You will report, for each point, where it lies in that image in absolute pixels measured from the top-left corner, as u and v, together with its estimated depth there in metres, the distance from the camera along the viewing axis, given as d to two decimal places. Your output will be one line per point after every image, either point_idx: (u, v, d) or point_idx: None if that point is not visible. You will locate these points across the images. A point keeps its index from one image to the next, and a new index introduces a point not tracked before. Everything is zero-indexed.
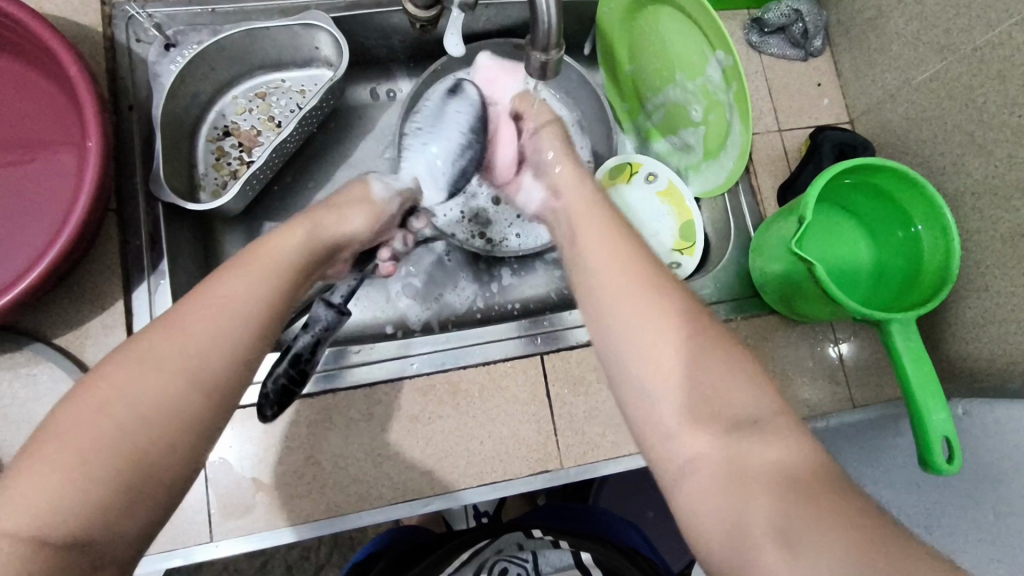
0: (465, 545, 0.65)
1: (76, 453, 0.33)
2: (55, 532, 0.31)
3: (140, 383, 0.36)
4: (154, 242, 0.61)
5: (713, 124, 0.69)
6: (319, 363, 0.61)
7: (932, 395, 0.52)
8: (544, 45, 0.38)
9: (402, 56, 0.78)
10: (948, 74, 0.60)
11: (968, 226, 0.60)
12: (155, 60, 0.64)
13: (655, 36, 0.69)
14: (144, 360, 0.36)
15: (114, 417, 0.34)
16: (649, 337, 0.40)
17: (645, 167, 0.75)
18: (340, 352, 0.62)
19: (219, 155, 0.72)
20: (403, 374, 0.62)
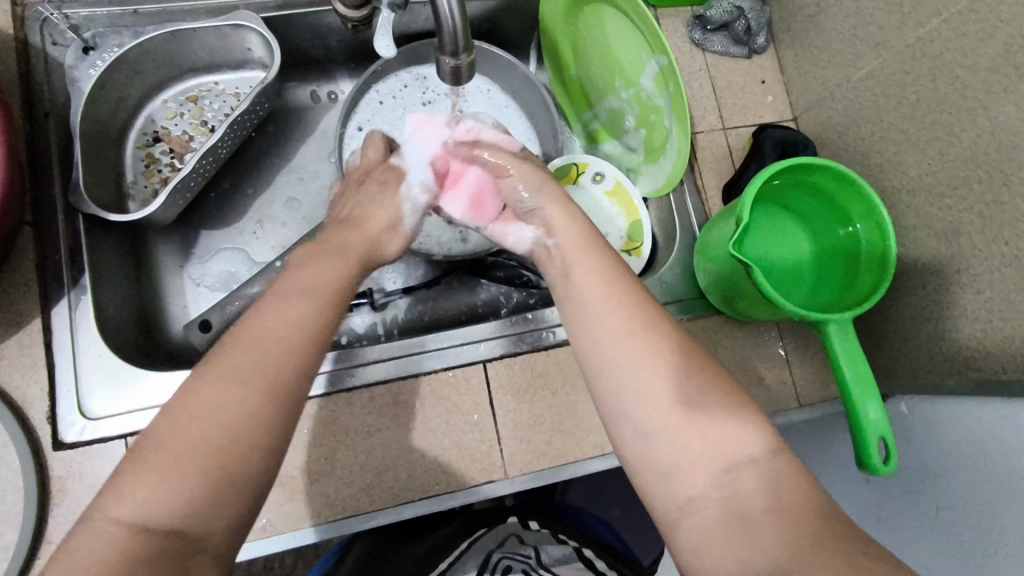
0: (464, 531, 0.64)
1: (153, 471, 0.35)
2: (151, 523, 0.34)
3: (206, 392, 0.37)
4: (75, 255, 0.58)
5: (653, 129, 0.69)
6: (326, 362, 0.60)
7: (869, 394, 0.53)
8: (452, 51, 0.36)
9: (341, 56, 0.76)
10: (883, 72, 0.60)
11: (905, 223, 0.61)
12: (73, 64, 0.61)
13: (597, 38, 0.69)
14: (210, 369, 0.39)
15: (181, 429, 0.36)
16: (652, 383, 0.42)
17: (592, 168, 0.74)
18: (345, 351, 0.61)
19: (149, 162, 0.69)
20: (400, 376, 0.61)
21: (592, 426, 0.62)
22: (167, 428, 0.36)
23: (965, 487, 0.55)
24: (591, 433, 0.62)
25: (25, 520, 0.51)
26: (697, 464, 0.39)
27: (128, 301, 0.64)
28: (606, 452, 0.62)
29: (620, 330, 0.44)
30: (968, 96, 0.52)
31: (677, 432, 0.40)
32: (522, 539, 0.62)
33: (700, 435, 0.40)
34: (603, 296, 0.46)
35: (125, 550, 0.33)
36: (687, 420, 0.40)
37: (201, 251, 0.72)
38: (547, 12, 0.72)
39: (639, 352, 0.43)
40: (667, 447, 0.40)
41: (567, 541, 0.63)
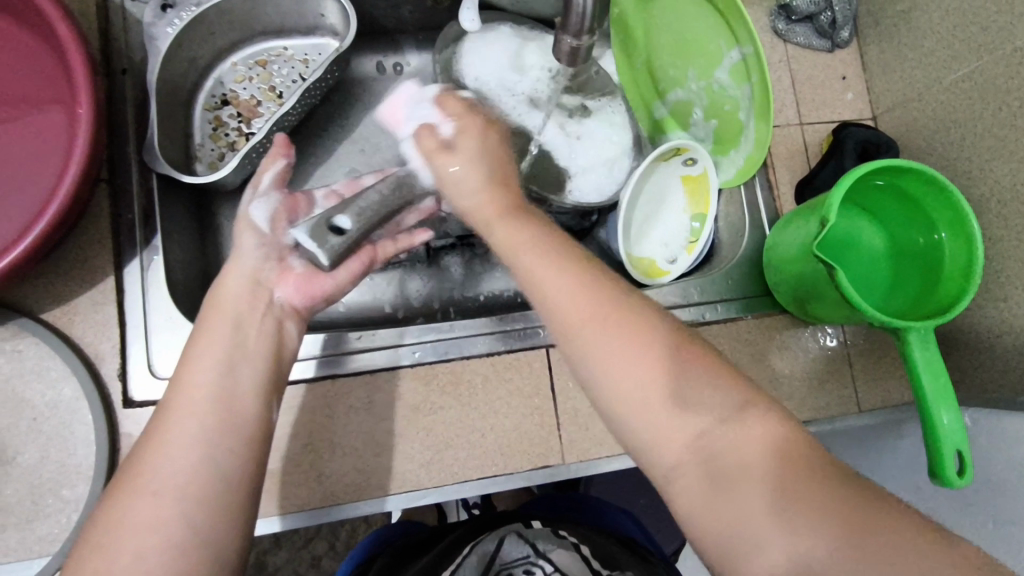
0: (462, 541, 0.64)
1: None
2: None
3: (143, 493, 0.39)
4: (148, 216, 0.58)
5: (727, 119, 0.68)
6: (318, 348, 0.60)
7: (947, 405, 0.52)
8: (577, 30, 0.36)
9: (412, 27, 0.75)
10: (982, 74, 0.58)
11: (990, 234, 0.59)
12: (151, 21, 0.60)
13: (671, 21, 0.67)
14: (144, 464, 0.40)
15: (131, 537, 0.38)
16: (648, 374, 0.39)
17: (690, 153, 0.67)
18: (338, 336, 0.61)
19: (217, 125, 0.68)
20: (398, 363, 0.60)
21: None
22: (133, 506, 0.39)
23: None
24: None
25: (95, 474, 0.52)
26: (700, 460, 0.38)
27: (193, 263, 0.64)
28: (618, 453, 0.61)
29: (592, 315, 0.41)
30: None
31: (674, 421, 0.38)
32: (521, 536, 0.62)
33: (706, 422, 0.38)
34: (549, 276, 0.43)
35: None
36: (683, 412, 0.38)
37: None
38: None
39: (636, 345, 0.40)
40: (664, 440, 0.39)
41: (567, 537, 0.62)
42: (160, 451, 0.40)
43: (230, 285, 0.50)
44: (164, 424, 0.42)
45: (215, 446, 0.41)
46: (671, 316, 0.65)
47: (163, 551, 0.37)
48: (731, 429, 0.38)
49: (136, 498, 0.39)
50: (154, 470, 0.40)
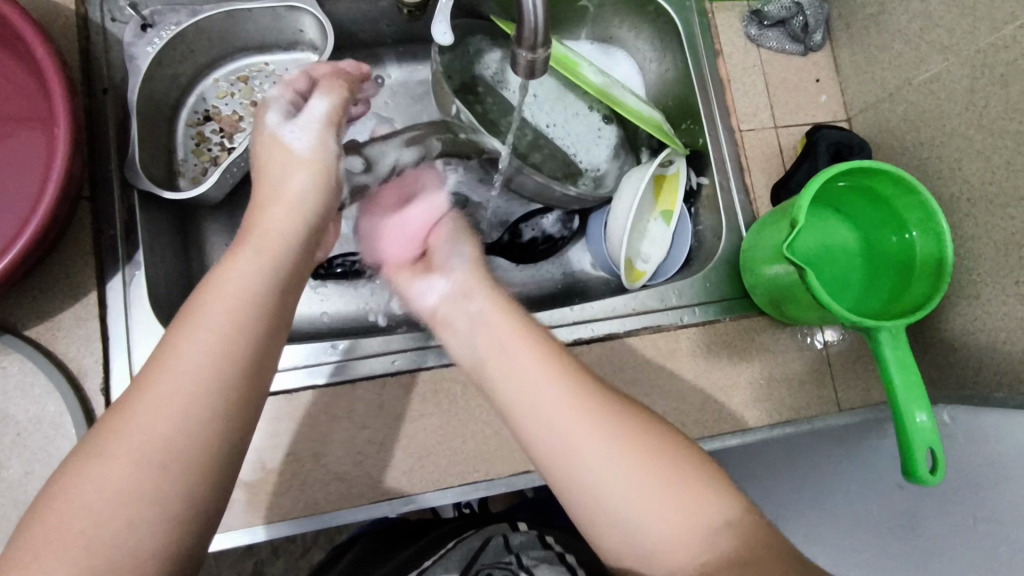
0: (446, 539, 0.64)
1: (68, 538, 0.33)
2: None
3: (128, 447, 0.36)
4: (130, 232, 0.59)
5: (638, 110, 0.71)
6: (330, 353, 0.61)
7: (919, 403, 0.52)
8: (531, 45, 0.36)
9: (391, 40, 0.76)
10: (949, 76, 0.59)
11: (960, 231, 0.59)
12: (131, 41, 0.61)
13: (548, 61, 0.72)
14: (134, 414, 0.37)
15: (104, 484, 0.35)
16: (624, 460, 0.40)
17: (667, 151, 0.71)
18: (350, 343, 0.62)
19: (199, 140, 0.70)
20: (418, 365, 0.61)
21: None
22: (104, 460, 0.35)
23: (1002, 501, 0.55)
24: None
25: None
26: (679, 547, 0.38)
27: (177, 277, 0.65)
28: None
29: (556, 390, 0.43)
30: None
31: (659, 505, 0.38)
32: (507, 542, 0.61)
33: (696, 501, 0.39)
34: (523, 371, 0.45)
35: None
36: (671, 492, 0.39)
37: None
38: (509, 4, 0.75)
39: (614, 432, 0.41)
40: (649, 524, 0.38)
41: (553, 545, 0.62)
42: (142, 409, 0.37)
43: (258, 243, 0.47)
44: (150, 386, 0.38)
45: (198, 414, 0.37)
46: (650, 319, 0.66)
47: (153, 522, 0.34)
48: (709, 496, 0.39)
49: (109, 462, 0.35)
50: (130, 432, 0.36)
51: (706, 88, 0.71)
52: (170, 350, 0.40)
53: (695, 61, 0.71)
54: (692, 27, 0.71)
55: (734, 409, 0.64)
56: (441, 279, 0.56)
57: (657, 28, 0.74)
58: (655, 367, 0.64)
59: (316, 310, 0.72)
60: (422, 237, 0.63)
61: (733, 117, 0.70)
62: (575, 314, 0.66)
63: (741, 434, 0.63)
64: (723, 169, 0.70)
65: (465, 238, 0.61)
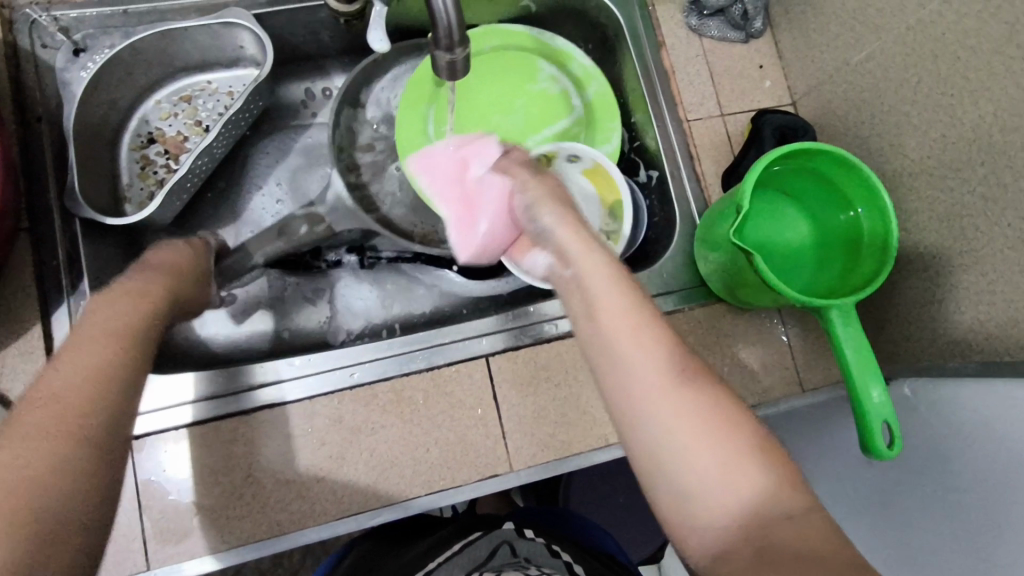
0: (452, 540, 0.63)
1: None
2: None
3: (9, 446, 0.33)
4: (73, 260, 0.58)
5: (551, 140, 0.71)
6: (212, 387, 0.59)
7: (873, 379, 0.53)
8: (448, 45, 0.36)
9: (335, 51, 0.76)
10: (884, 54, 0.59)
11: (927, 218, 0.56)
12: (64, 67, 0.61)
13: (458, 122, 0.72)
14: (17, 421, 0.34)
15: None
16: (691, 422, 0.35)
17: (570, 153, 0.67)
18: (226, 373, 0.60)
19: (144, 164, 0.69)
20: (280, 401, 0.59)
21: (599, 416, 0.62)
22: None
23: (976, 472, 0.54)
24: (596, 424, 0.62)
25: None
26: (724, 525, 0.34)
27: None
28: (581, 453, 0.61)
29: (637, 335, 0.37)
30: (970, 77, 0.52)
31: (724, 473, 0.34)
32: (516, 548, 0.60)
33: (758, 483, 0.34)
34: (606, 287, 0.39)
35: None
36: (737, 464, 0.34)
37: None
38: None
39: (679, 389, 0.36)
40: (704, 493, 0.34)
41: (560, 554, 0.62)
42: (23, 417, 0.34)
43: (137, 287, 0.49)
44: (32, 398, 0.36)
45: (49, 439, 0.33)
46: None
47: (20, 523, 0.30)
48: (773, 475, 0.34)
49: None
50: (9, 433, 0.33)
51: (651, 81, 0.71)
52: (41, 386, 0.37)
53: (639, 53, 0.72)
54: (634, 21, 0.72)
55: None
56: (539, 251, 0.46)
57: (600, 24, 0.75)
58: None
59: (274, 325, 0.71)
60: (509, 210, 0.50)
61: (679, 107, 0.70)
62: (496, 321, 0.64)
63: None
64: (672, 159, 0.70)
65: (544, 198, 0.46)
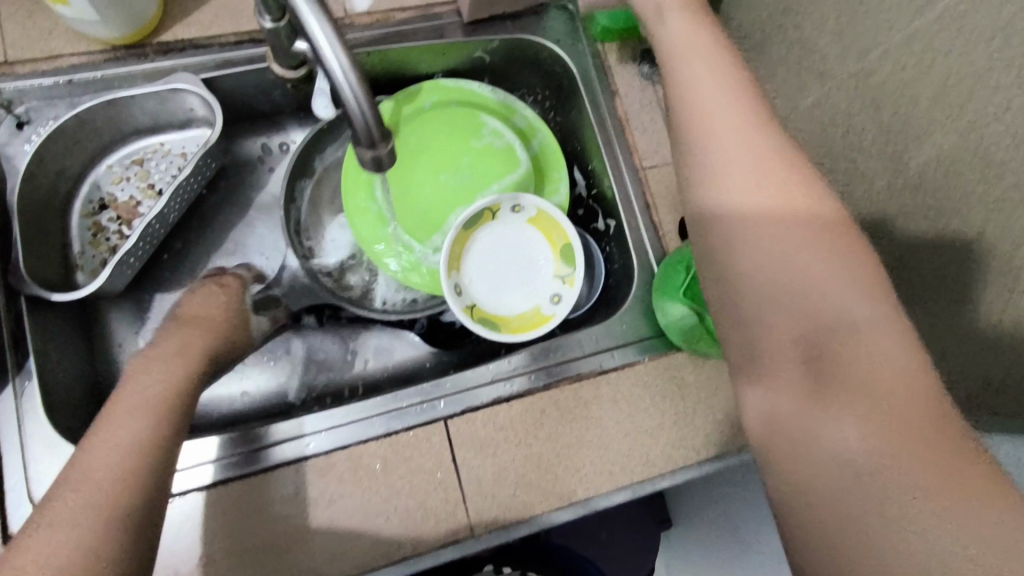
0: None
1: None
2: None
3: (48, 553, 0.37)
4: (18, 340, 0.57)
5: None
6: (220, 450, 0.59)
7: None
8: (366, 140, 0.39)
9: (289, 107, 0.75)
10: (829, 104, 0.60)
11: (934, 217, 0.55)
12: (8, 141, 0.61)
13: (407, 184, 0.73)
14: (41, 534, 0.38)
15: None
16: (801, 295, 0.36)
17: (506, 202, 0.69)
18: (241, 435, 0.60)
19: (96, 231, 0.68)
20: (303, 455, 0.59)
21: (560, 475, 0.61)
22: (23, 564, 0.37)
23: None
24: (558, 482, 0.61)
25: None
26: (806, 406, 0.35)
27: (79, 376, 0.63)
28: (553, 512, 0.61)
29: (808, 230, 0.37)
30: None
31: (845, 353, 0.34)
32: None
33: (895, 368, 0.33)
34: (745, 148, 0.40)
35: None
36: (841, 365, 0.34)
37: (156, 314, 0.71)
38: (377, 58, 0.70)
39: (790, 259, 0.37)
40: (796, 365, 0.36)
41: None
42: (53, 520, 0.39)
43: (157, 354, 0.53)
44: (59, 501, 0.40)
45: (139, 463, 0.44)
46: (570, 368, 0.65)
47: None
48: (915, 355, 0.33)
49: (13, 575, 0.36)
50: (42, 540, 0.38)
51: (605, 129, 0.71)
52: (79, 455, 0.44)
53: (592, 102, 0.72)
54: (587, 70, 0.72)
55: (661, 451, 0.63)
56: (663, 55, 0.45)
57: (555, 73, 0.75)
58: (577, 418, 0.63)
59: (235, 390, 0.70)
60: None
61: (635, 155, 0.70)
62: (467, 378, 0.64)
63: (671, 475, 0.63)
64: (630, 208, 0.70)
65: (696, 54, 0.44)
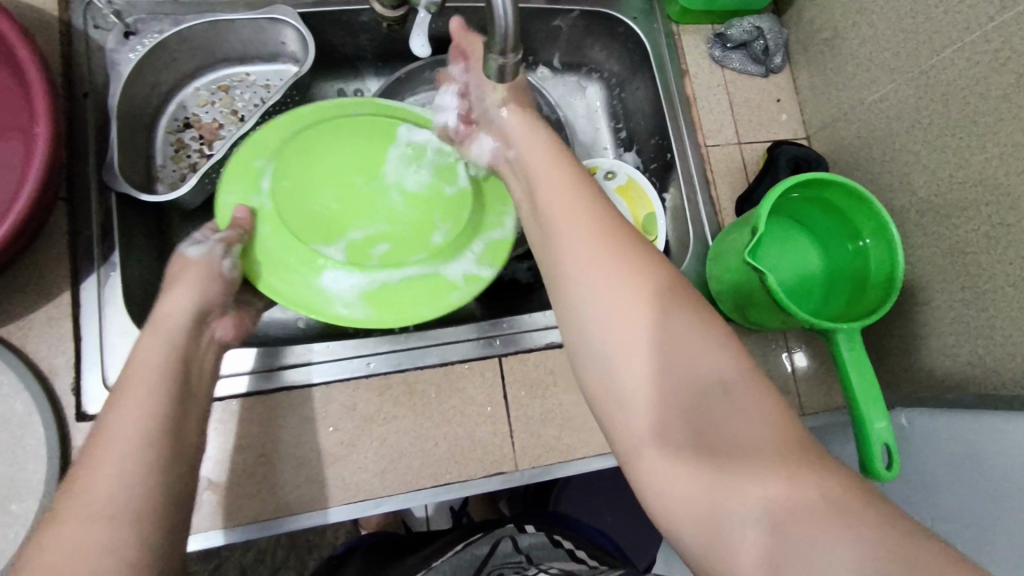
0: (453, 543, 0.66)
1: (86, 516, 0.37)
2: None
3: (109, 470, 0.39)
4: (107, 232, 0.60)
5: (286, 248, 0.61)
6: (250, 363, 0.60)
7: (874, 403, 0.55)
8: (501, 50, 0.40)
9: (370, 55, 0.78)
10: (897, 96, 0.63)
11: (1002, 184, 0.53)
12: (114, 47, 0.63)
13: (305, 182, 0.63)
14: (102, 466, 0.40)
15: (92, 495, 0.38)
16: (648, 340, 0.40)
17: (603, 167, 0.75)
18: (270, 352, 0.61)
19: (178, 147, 0.71)
20: (449, 361, 0.63)
21: None
22: (99, 472, 0.39)
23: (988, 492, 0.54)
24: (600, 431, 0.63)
25: (45, 489, 0.53)
26: (676, 435, 0.38)
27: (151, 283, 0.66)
28: (592, 457, 0.63)
29: (619, 285, 0.42)
30: (979, 121, 0.55)
31: (664, 390, 0.39)
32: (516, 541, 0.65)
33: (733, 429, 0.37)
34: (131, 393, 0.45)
35: None
36: (673, 383, 0.39)
37: None
38: (375, 108, 0.65)
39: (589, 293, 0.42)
40: (642, 398, 0.39)
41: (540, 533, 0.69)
42: (115, 454, 0.40)
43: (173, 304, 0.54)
44: (115, 416, 0.43)
45: (162, 443, 0.43)
46: None
47: (105, 519, 0.37)
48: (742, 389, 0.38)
49: (97, 472, 0.39)
50: (90, 483, 0.39)
51: (673, 105, 0.74)
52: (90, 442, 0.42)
53: (662, 77, 0.75)
54: (660, 48, 0.75)
55: None
56: None
57: (627, 50, 0.78)
58: None
59: (292, 315, 0.72)
60: None
61: (699, 133, 0.74)
62: (528, 321, 0.66)
63: None
64: (690, 183, 0.73)
65: None
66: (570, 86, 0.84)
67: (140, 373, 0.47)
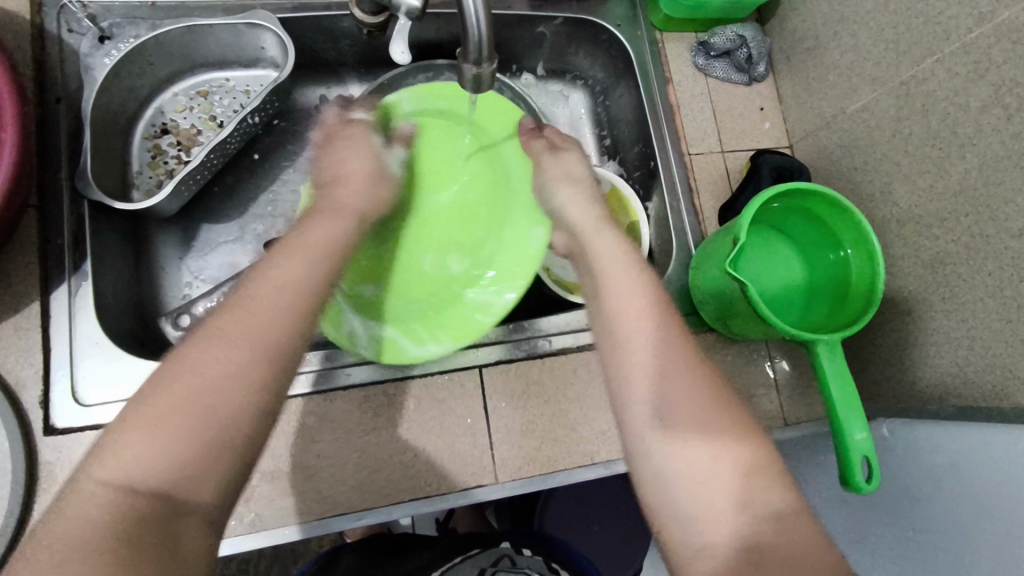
0: (455, 552, 0.67)
1: (169, 417, 0.35)
2: (140, 485, 0.33)
3: (207, 361, 0.37)
4: (79, 241, 0.58)
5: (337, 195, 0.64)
6: (315, 360, 0.61)
7: (855, 415, 0.54)
8: (475, 60, 0.40)
9: (353, 61, 0.77)
10: (878, 106, 0.63)
11: (981, 195, 0.53)
12: (88, 52, 0.62)
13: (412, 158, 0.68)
14: (197, 353, 0.37)
15: (178, 389, 0.35)
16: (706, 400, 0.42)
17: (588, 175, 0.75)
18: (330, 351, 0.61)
19: (156, 153, 0.69)
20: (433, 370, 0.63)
21: (584, 435, 0.63)
22: (198, 359, 0.37)
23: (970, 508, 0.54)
24: (582, 442, 0.63)
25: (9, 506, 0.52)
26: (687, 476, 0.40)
27: (126, 292, 0.65)
28: (575, 468, 0.62)
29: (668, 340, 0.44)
30: (959, 132, 0.55)
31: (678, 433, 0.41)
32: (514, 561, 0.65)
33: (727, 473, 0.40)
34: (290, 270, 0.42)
35: (118, 516, 0.32)
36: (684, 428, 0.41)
37: (202, 245, 0.72)
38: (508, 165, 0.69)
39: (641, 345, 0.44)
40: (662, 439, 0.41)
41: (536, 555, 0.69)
42: (209, 346, 0.37)
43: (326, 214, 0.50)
44: (252, 298, 0.40)
45: (291, 331, 0.40)
46: None
47: (197, 422, 0.35)
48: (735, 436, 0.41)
49: (202, 357, 0.37)
50: (188, 372, 0.36)
51: (656, 114, 0.74)
52: (251, 285, 0.41)
53: (646, 83, 0.74)
54: (644, 55, 0.75)
55: None
56: None
57: (611, 57, 0.78)
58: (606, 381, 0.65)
59: None
60: None
61: (682, 141, 0.73)
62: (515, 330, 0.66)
63: None
64: (673, 191, 0.72)
65: None
66: (554, 93, 0.83)
67: (299, 260, 0.43)
